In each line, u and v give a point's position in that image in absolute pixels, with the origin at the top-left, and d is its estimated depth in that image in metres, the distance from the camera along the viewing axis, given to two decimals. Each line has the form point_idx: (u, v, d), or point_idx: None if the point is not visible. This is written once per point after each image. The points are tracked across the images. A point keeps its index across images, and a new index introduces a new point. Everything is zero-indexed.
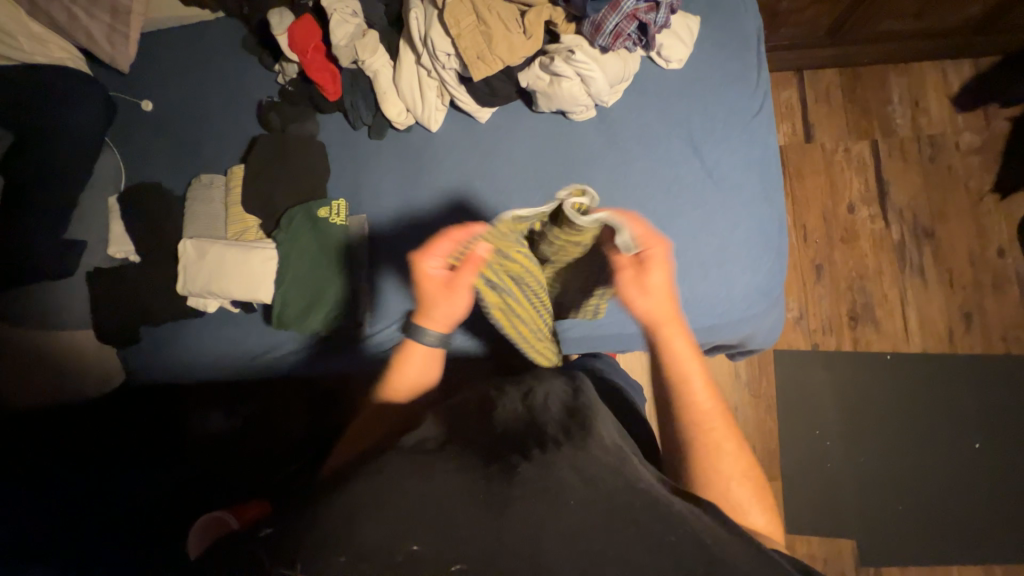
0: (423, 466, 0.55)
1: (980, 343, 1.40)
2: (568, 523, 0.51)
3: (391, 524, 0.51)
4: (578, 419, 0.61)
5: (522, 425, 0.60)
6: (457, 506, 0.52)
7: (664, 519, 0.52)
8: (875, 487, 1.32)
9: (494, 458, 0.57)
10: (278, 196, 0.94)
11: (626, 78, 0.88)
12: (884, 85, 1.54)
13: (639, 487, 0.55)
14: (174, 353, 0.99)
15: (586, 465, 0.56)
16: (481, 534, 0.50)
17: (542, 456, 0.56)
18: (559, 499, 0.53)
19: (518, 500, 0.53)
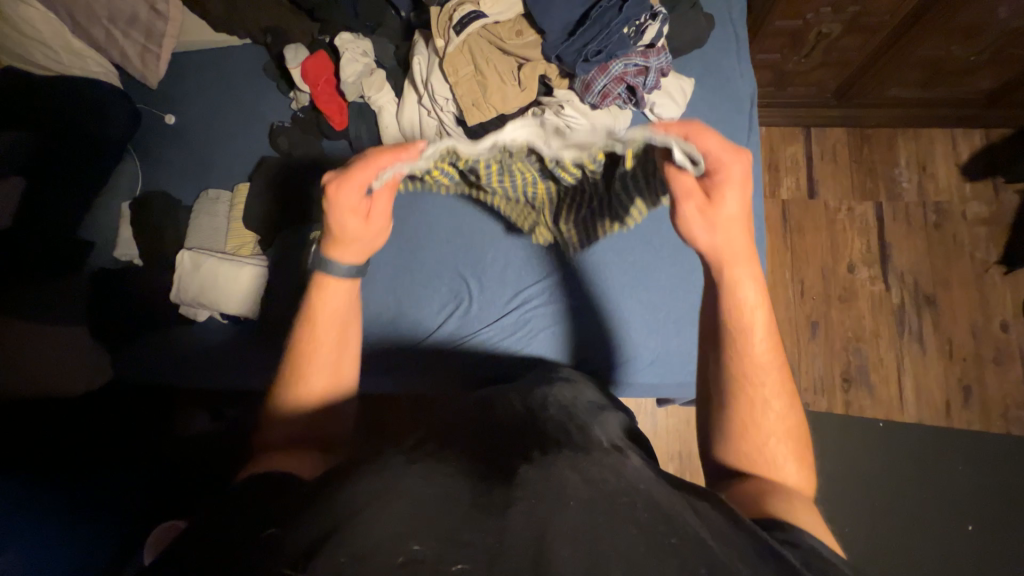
0: (420, 460, 0.51)
1: (977, 418, 1.36)
2: (568, 520, 0.42)
3: (383, 515, 0.42)
4: (575, 432, 0.59)
5: (521, 430, 0.59)
6: (438, 497, 0.45)
7: (673, 525, 0.43)
8: (860, 560, 1.26)
9: (487, 463, 0.52)
10: (277, 216, 0.99)
11: (617, 133, 0.91)
12: (891, 148, 1.54)
13: (641, 488, 0.49)
14: (161, 358, 1.02)
15: (587, 469, 0.50)
16: (476, 532, 0.41)
17: (541, 459, 0.52)
18: (557, 496, 0.46)
19: (519, 498, 0.45)
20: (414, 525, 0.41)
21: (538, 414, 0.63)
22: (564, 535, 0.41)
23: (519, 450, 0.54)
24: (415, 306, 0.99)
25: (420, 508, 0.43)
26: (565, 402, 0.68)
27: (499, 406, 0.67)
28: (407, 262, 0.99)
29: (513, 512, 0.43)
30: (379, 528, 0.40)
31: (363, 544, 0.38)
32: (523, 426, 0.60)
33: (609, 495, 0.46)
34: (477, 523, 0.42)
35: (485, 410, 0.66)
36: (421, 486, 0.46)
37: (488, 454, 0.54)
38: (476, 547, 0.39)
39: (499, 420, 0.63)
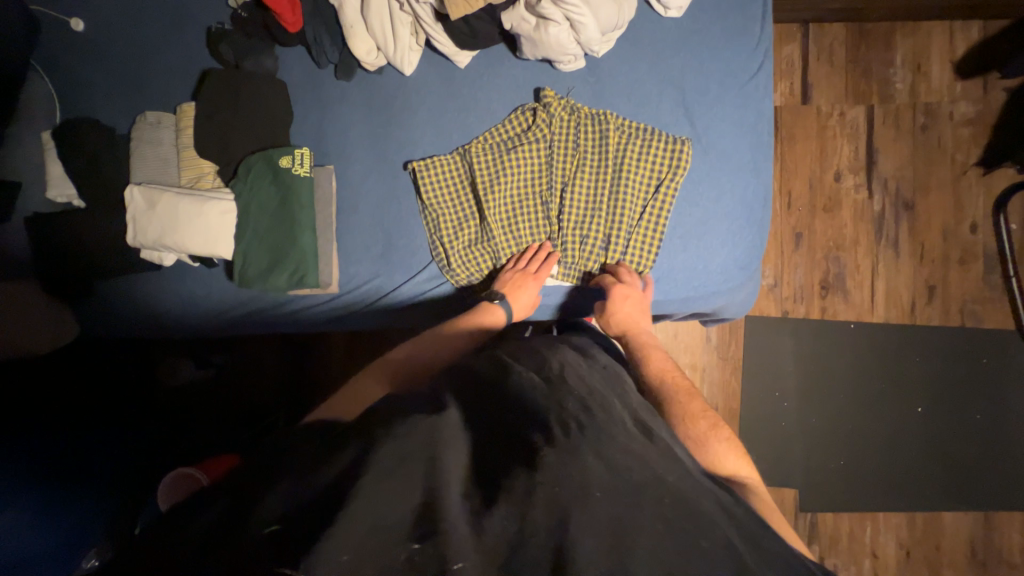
0: (438, 438, 0.48)
1: (938, 315, 1.46)
2: (595, 516, 0.44)
3: (392, 503, 0.42)
4: (597, 406, 0.57)
5: (542, 402, 0.55)
6: (459, 482, 0.46)
7: (696, 520, 0.46)
8: (823, 444, 1.42)
9: (505, 441, 0.50)
10: (234, 141, 0.86)
11: (619, 26, 0.81)
12: (889, 45, 1.46)
13: (669, 480, 0.50)
14: (126, 308, 0.93)
15: (611, 454, 0.49)
16: (502, 530, 0.43)
17: (565, 440, 0.49)
18: (581, 487, 0.46)
19: (541, 485, 0.45)
20: (445, 522, 0.41)
21: (556, 380, 0.60)
22: (588, 527, 0.43)
23: (540, 424, 0.51)
24: (405, 238, 0.89)
25: (441, 493, 0.43)
26: (580, 369, 0.65)
27: (516, 370, 0.61)
28: (391, 189, 0.89)
29: (536, 505, 0.44)
30: (406, 515, 0.42)
31: (383, 528, 0.41)
32: (544, 395, 0.56)
33: (635, 488, 0.47)
34: (499, 524, 0.43)
35: (500, 371, 0.61)
36: (444, 463, 0.46)
37: (508, 430, 0.51)
38: (497, 544, 0.42)
39: (514, 389, 0.57)
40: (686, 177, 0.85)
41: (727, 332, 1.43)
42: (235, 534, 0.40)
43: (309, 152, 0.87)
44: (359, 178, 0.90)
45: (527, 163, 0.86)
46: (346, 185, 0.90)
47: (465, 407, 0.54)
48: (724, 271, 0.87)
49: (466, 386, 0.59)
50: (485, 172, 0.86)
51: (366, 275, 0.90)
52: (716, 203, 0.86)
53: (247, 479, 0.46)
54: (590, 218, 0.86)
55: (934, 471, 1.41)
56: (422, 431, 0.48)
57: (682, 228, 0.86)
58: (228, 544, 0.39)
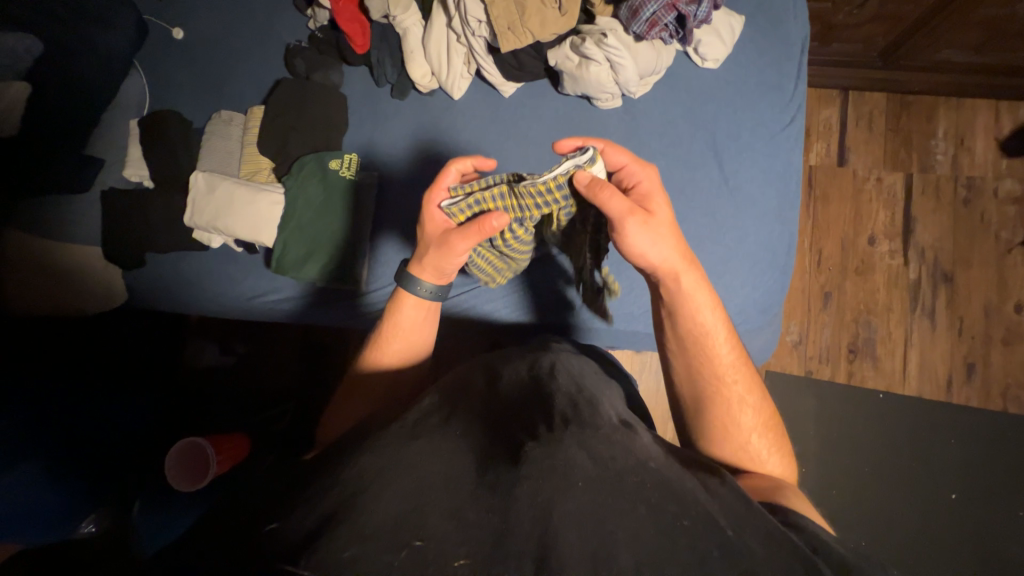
0: (427, 442, 0.51)
1: (977, 396, 1.38)
2: (577, 503, 0.44)
3: (396, 503, 0.44)
4: (585, 402, 0.57)
5: (528, 399, 0.57)
6: (444, 482, 0.46)
7: (680, 502, 0.46)
8: (844, 520, 1.32)
9: (493, 438, 0.52)
10: (292, 142, 0.94)
11: (657, 72, 0.87)
12: (931, 118, 1.47)
13: (651, 467, 0.50)
14: (171, 285, 1.01)
15: (594, 445, 0.50)
16: (485, 521, 0.43)
17: (549, 435, 0.50)
18: (564, 477, 0.46)
19: (524, 479, 0.46)
20: (430, 524, 0.42)
21: (544, 380, 0.61)
22: (572, 517, 0.43)
23: (527, 424, 0.52)
24: None
25: (429, 499, 0.44)
26: (571, 366, 0.67)
27: (506, 373, 0.64)
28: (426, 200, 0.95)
29: (519, 496, 0.45)
30: (388, 518, 0.42)
31: (372, 535, 0.41)
32: (531, 397, 0.57)
33: (617, 475, 0.47)
34: (484, 520, 0.43)
35: (490, 377, 0.64)
36: (430, 465, 0.48)
37: (495, 428, 0.53)
38: (481, 536, 0.42)
39: (503, 393, 0.59)
40: (713, 216, 0.87)
41: None
42: (245, 543, 0.42)
43: (357, 158, 0.94)
44: (398, 186, 0.96)
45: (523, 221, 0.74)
46: (384, 190, 0.96)
47: (448, 413, 0.56)
48: (741, 311, 0.87)
49: (455, 388, 0.62)
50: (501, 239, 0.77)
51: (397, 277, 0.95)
52: (740, 244, 0.86)
53: (257, 503, 0.48)
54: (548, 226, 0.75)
55: (974, 570, 1.27)
56: (403, 443, 0.50)
57: (705, 264, 0.86)
58: (235, 542, 0.42)
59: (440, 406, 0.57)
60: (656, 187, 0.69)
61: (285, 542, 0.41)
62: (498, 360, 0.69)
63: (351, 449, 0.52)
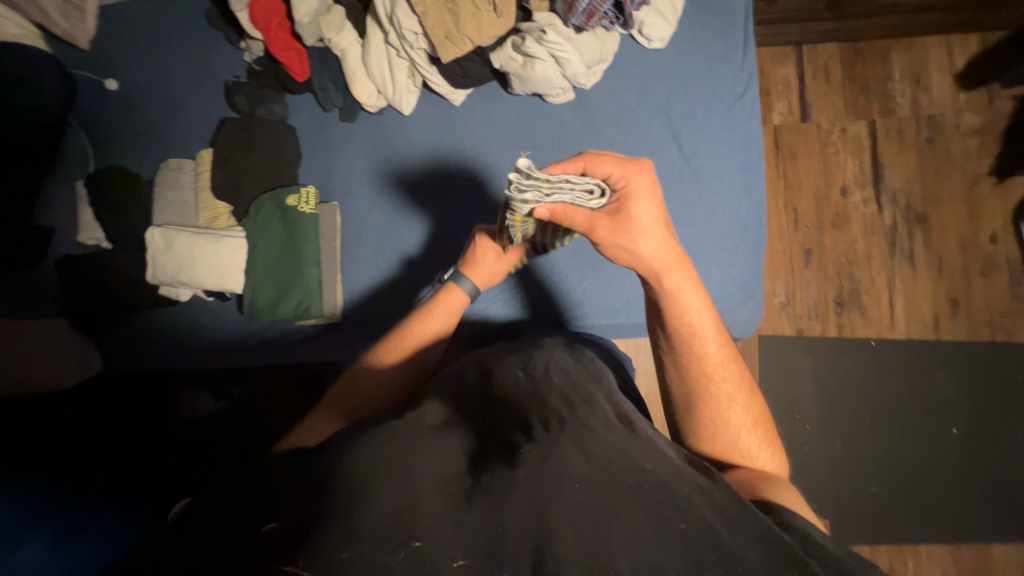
0: (424, 441, 0.50)
1: (964, 329, 1.40)
2: (573, 505, 0.44)
3: (392, 498, 0.43)
4: (580, 399, 0.57)
5: (523, 397, 0.57)
6: (438, 483, 0.45)
7: (675, 505, 0.46)
8: (852, 469, 1.34)
9: (492, 445, 0.51)
10: (246, 183, 0.92)
11: (604, 60, 0.85)
12: (886, 61, 1.47)
13: (647, 468, 0.49)
14: (146, 345, 0.98)
15: (591, 446, 0.49)
16: (480, 525, 0.42)
17: (545, 436, 0.50)
18: (559, 477, 0.46)
19: (520, 481, 0.45)
20: (424, 525, 0.41)
21: (539, 378, 0.60)
22: (567, 518, 0.43)
23: (521, 424, 0.53)
24: (405, 268, 0.93)
25: (422, 500, 0.43)
26: (563, 364, 0.65)
27: (498, 370, 0.64)
28: (390, 222, 0.93)
29: (515, 497, 0.44)
30: (386, 513, 0.41)
31: (364, 533, 0.40)
32: (529, 395, 0.57)
33: (614, 477, 0.47)
34: (478, 519, 0.42)
35: (484, 377, 0.63)
36: (423, 466, 0.47)
37: (494, 434, 0.53)
38: (477, 538, 0.41)
39: (500, 391, 0.59)
40: (680, 199, 0.86)
41: (740, 352, 1.40)
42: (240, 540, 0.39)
43: (315, 191, 0.92)
44: (360, 211, 0.94)
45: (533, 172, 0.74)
46: (348, 218, 0.94)
47: (447, 418, 0.55)
48: (721, 290, 0.86)
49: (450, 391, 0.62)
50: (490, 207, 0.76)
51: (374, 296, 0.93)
52: (711, 222, 0.86)
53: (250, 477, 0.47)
54: None
55: (978, 498, 1.30)
56: (403, 437, 0.50)
57: None
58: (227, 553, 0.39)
59: (440, 409, 0.57)
60: (639, 187, 0.63)
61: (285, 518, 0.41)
62: (490, 358, 0.68)
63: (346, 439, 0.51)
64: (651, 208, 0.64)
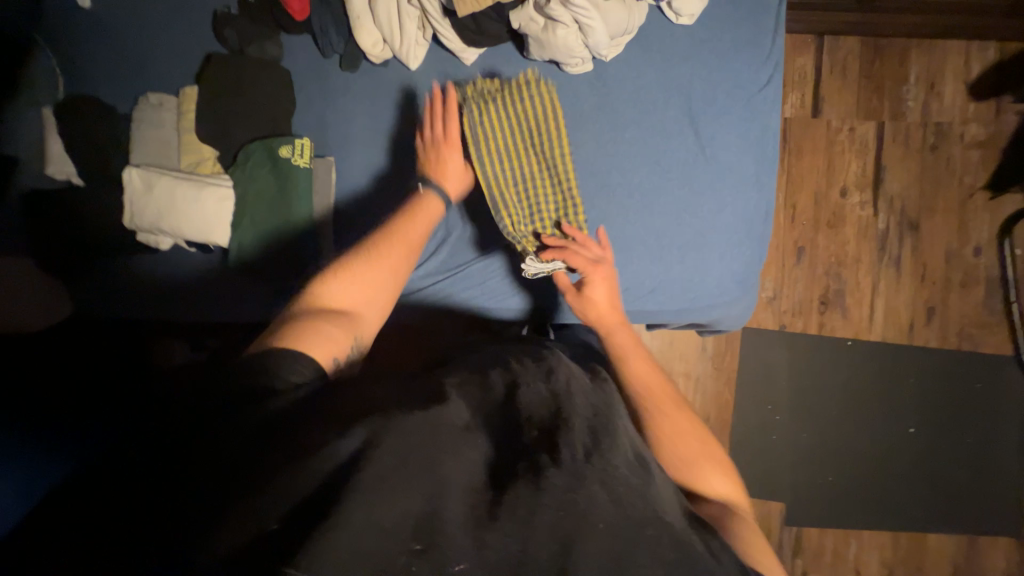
0: (444, 454, 0.47)
1: (936, 337, 1.45)
2: (594, 543, 0.44)
3: (406, 502, 0.43)
4: (604, 425, 0.55)
5: (550, 419, 0.53)
6: (462, 492, 0.46)
7: (690, 560, 0.45)
8: (813, 460, 1.41)
9: (513, 463, 0.49)
10: (235, 128, 0.86)
11: (628, 32, 0.81)
12: (904, 62, 1.45)
13: (665, 519, 0.48)
14: (122, 292, 0.94)
15: (619, 487, 0.48)
16: (496, 550, 0.42)
17: (572, 466, 0.48)
18: (585, 516, 0.45)
19: (543, 508, 0.44)
20: (444, 534, 0.42)
21: (563, 397, 0.57)
22: (589, 558, 0.43)
23: (549, 446, 0.50)
24: None
25: (441, 514, 0.43)
26: (585, 381, 0.63)
27: (520, 378, 0.59)
28: (389, 183, 0.89)
29: (538, 524, 0.44)
30: (409, 515, 0.43)
31: (388, 531, 0.42)
32: (554, 415, 0.53)
33: (636, 524, 0.46)
34: (500, 537, 0.43)
35: (506, 380, 0.59)
36: (445, 476, 0.46)
37: (517, 452, 0.50)
38: (495, 559, 0.42)
39: (525, 407, 0.55)
40: (690, 189, 0.84)
41: (723, 342, 1.43)
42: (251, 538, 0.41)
43: (310, 143, 0.86)
44: (358, 169, 0.89)
45: (523, 171, 0.82)
46: (344, 176, 0.90)
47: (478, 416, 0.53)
48: (720, 285, 0.86)
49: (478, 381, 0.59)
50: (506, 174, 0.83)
51: None
52: (718, 215, 0.85)
53: (263, 446, 0.47)
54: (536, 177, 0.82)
55: (922, 493, 1.40)
56: (434, 432, 0.49)
57: (684, 239, 0.84)
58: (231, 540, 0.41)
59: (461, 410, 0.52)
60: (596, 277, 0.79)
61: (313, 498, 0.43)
62: (508, 360, 0.65)
63: (374, 413, 0.49)
64: (604, 290, 0.80)
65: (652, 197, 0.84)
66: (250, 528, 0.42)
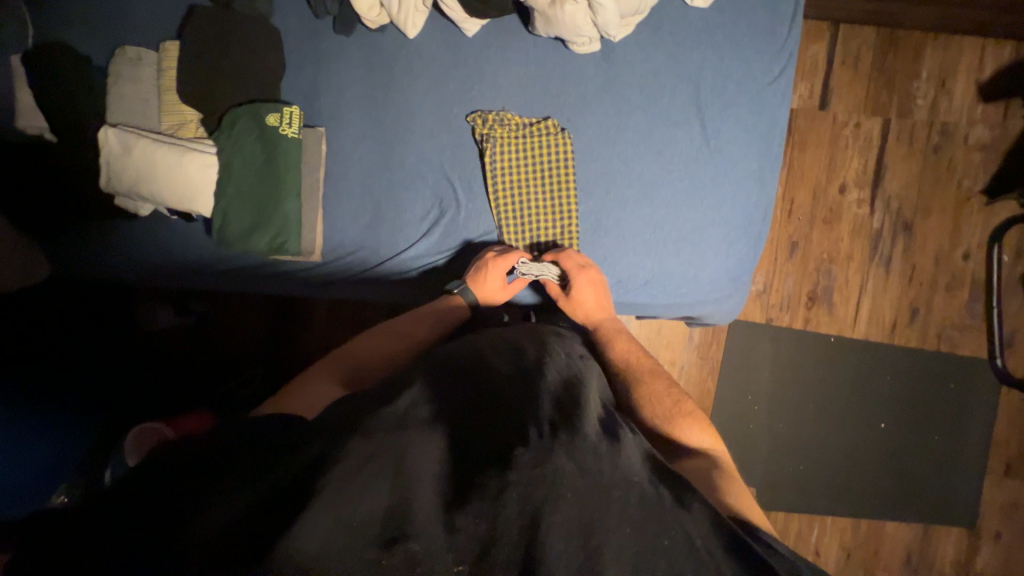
0: (415, 440, 0.49)
1: (917, 338, 1.48)
2: (566, 513, 0.45)
3: (379, 493, 0.43)
4: (570, 400, 0.57)
5: (516, 395, 0.54)
6: (433, 479, 0.46)
7: (660, 521, 0.47)
8: (786, 448, 1.46)
9: (481, 441, 0.49)
10: (218, 89, 0.80)
11: (641, 11, 0.76)
12: (917, 57, 1.41)
13: (635, 481, 0.51)
14: (100, 256, 0.90)
15: (583, 456, 0.49)
16: (469, 525, 0.42)
17: (539, 441, 0.48)
18: (553, 487, 0.46)
19: (513, 484, 0.45)
20: (415, 524, 0.42)
21: (531, 376, 0.59)
22: (561, 525, 0.44)
23: (516, 423, 0.50)
24: (394, 211, 0.86)
25: (414, 500, 0.43)
26: (553, 359, 0.66)
27: (489, 362, 0.62)
28: (381, 158, 0.85)
29: (508, 501, 0.44)
30: (377, 511, 0.43)
31: (356, 526, 0.41)
32: (519, 390, 0.55)
33: (604, 489, 0.48)
34: (471, 519, 0.43)
35: (476, 365, 0.61)
36: (413, 463, 0.46)
37: (485, 429, 0.50)
38: (470, 540, 0.42)
39: (492, 386, 0.56)
40: (691, 182, 0.82)
41: (710, 333, 1.45)
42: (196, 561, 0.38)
43: (299, 111, 0.82)
44: (349, 141, 0.86)
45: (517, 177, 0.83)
46: (335, 148, 0.86)
47: (440, 402, 0.54)
48: (713, 281, 0.86)
49: (442, 369, 0.60)
50: (504, 177, 0.83)
51: (354, 235, 0.87)
52: (717, 210, 0.83)
53: (235, 458, 0.47)
54: (531, 180, 0.83)
55: (886, 484, 1.46)
56: (396, 430, 0.49)
57: (681, 233, 0.83)
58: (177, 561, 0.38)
59: (428, 394, 0.55)
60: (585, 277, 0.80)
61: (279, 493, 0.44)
62: (480, 346, 0.67)
63: (344, 423, 0.51)
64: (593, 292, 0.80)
65: (652, 188, 0.83)
66: (209, 533, 0.40)
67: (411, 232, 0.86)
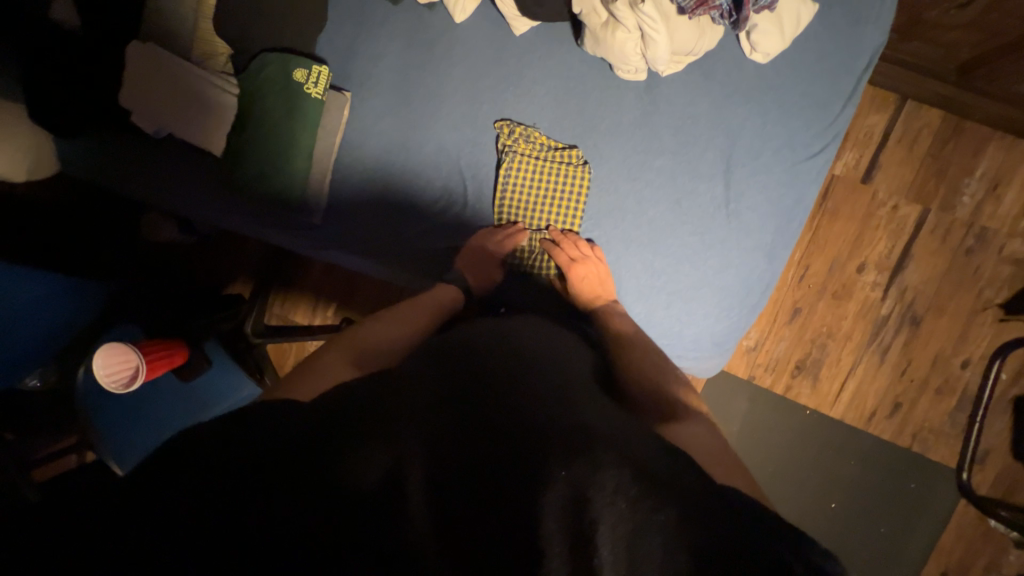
0: (398, 410, 0.48)
1: (891, 431, 1.47)
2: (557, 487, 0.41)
3: (372, 466, 0.41)
4: (564, 389, 0.55)
5: (508, 381, 0.54)
6: (427, 457, 0.43)
7: (658, 490, 0.42)
8: None
9: (470, 418, 0.48)
10: (257, 33, 0.80)
11: (692, 53, 0.75)
12: (977, 152, 1.35)
13: (626, 450, 0.46)
14: (111, 167, 0.91)
15: (577, 435, 0.46)
16: (465, 505, 0.40)
17: (528, 421, 0.47)
18: (543, 462, 0.43)
19: (502, 460, 0.43)
20: (407, 497, 0.39)
21: (524, 365, 0.58)
22: (552, 499, 0.40)
23: (508, 407, 0.49)
24: (412, 181, 0.84)
25: (406, 472, 0.41)
26: (549, 347, 0.66)
27: (482, 345, 0.62)
28: (399, 137, 0.84)
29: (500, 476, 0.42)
30: (369, 485, 0.40)
31: (344, 497, 0.39)
32: (511, 377, 0.55)
33: (597, 460, 0.43)
34: (461, 496, 0.41)
35: (469, 349, 0.61)
36: (401, 436, 0.44)
37: (475, 407, 0.49)
38: (462, 517, 0.39)
39: (484, 369, 0.56)
40: (700, 237, 0.80)
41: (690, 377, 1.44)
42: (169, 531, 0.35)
43: (327, 72, 0.80)
44: (372, 114, 0.84)
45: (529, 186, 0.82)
46: (356, 119, 0.84)
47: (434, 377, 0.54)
48: (696, 339, 0.84)
49: (438, 353, 0.60)
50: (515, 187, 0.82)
51: (370, 191, 0.85)
52: (720, 272, 0.82)
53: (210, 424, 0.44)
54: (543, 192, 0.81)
55: None
56: (380, 409, 0.47)
57: (677, 286, 0.82)
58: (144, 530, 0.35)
59: (415, 373, 0.55)
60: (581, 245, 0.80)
61: (239, 466, 0.39)
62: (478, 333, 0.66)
63: (335, 399, 0.49)
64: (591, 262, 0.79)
65: (659, 236, 0.81)
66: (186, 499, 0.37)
67: (429, 202, 0.85)
